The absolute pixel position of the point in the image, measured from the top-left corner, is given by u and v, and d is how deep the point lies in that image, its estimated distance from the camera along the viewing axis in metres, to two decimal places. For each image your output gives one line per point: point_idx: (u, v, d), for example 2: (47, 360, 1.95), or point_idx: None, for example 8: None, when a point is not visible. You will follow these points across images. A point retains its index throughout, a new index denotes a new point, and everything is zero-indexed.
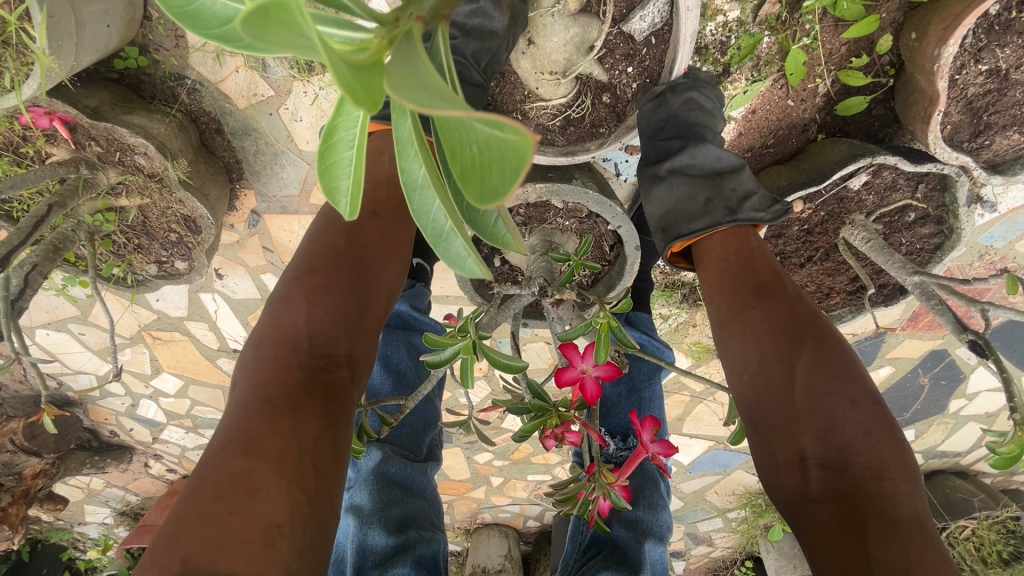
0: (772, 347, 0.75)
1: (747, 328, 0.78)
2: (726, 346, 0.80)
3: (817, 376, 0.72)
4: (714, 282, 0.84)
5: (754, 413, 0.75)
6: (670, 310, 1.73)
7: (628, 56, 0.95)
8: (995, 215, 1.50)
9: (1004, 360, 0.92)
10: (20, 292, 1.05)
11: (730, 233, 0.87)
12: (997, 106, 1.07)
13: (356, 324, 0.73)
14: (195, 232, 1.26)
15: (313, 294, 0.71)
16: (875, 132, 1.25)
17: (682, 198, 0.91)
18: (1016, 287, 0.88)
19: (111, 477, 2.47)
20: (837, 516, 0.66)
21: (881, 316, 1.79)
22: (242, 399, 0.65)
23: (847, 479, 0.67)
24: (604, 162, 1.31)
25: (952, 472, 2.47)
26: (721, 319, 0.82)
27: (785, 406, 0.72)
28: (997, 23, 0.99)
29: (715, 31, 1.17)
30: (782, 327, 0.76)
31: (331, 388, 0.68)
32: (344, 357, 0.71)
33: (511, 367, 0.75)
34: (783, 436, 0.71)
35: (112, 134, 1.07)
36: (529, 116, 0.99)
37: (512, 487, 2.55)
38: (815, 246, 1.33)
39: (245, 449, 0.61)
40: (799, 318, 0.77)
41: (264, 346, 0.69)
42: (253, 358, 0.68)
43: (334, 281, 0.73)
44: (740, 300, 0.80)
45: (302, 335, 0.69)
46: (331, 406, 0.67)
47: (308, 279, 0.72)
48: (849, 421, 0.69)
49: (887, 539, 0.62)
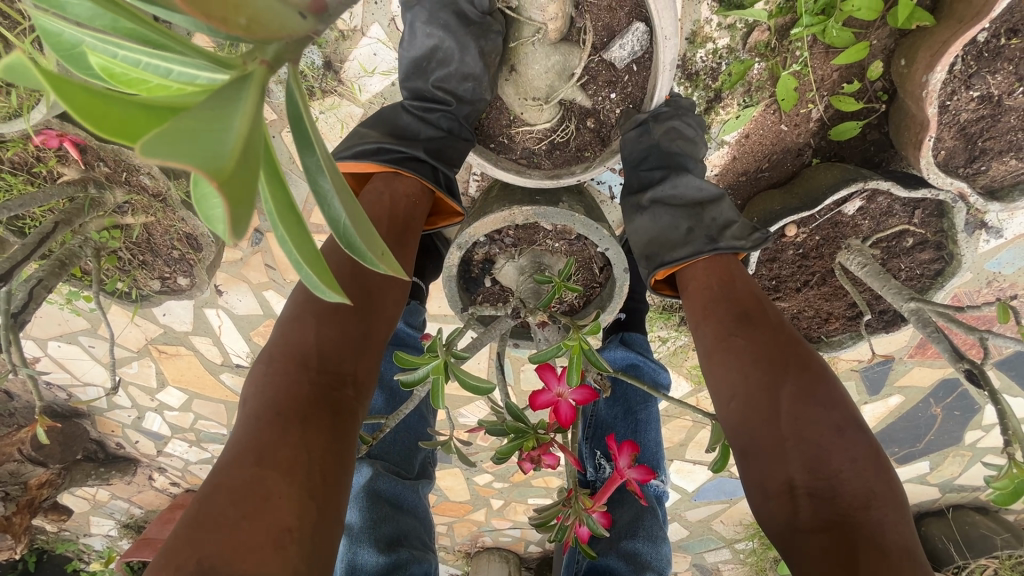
0: (756, 374, 0.74)
1: (732, 354, 0.77)
2: (712, 374, 0.79)
3: (802, 403, 0.70)
4: (699, 310, 0.84)
5: (742, 441, 0.73)
6: (668, 332, 1.72)
7: (611, 82, 0.97)
8: (1000, 241, 1.47)
9: (1000, 391, 0.89)
10: (23, 306, 1.08)
11: (712, 261, 0.87)
12: (991, 132, 1.06)
13: (360, 350, 0.76)
14: (197, 249, 1.30)
15: (323, 315, 0.74)
16: (871, 156, 1.24)
17: (665, 227, 0.91)
18: (1008, 316, 0.86)
19: (116, 489, 2.50)
20: (826, 547, 0.63)
21: (887, 343, 1.75)
22: (251, 415, 0.67)
23: (834, 506, 0.65)
24: (598, 184, 1.32)
25: (972, 508, 2.37)
26: (706, 347, 0.81)
27: (771, 433, 0.70)
28: (986, 50, 0.99)
29: (705, 57, 1.19)
30: (766, 354, 0.75)
31: (338, 406, 0.70)
32: (348, 378, 0.73)
33: (480, 389, 0.74)
34: (772, 464, 0.69)
35: (119, 156, 1.12)
36: (516, 139, 1.01)
37: (513, 510, 2.51)
38: (811, 270, 1.31)
39: (262, 455, 0.63)
40: (783, 345, 0.76)
41: (276, 361, 0.71)
42: (263, 381, 0.70)
43: (342, 304, 0.76)
44: (724, 327, 0.80)
45: (309, 352, 0.71)
46: (338, 424, 0.69)
47: (316, 299, 0.76)
48: (835, 448, 0.67)
49: (880, 568, 0.60)
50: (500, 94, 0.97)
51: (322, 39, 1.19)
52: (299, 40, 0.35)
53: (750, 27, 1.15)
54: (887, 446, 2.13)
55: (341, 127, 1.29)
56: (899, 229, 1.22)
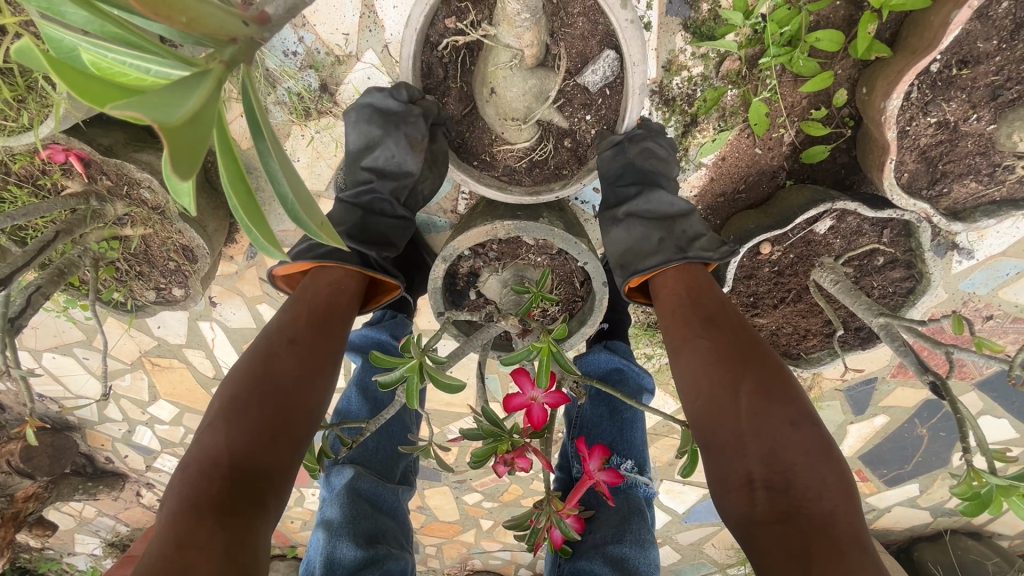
0: (720, 372, 0.77)
1: (698, 354, 0.80)
2: (679, 375, 0.82)
3: (760, 399, 0.73)
4: (668, 314, 0.88)
5: (706, 437, 0.76)
6: (654, 349, 1.75)
7: (586, 105, 1.03)
8: (973, 262, 1.51)
9: (961, 402, 0.92)
10: (20, 311, 1.12)
11: (682, 269, 0.91)
12: (951, 156, 1.12)
13: (279, 435, 0.77)
14: (192, 260, 1.35)
15: (232, 413, 0.76)
16: (842, 179, 1.29)
17: (638, 238, 0.96)
18: (963, 328, 0.90)
19: (103, 505, 2.49)
20: (781, 536, 0.65)
21: (869, 362, 1.78)
22: (168, 512, 0.68)
23: (787, 499, 0.67)
24: (580, 203, 1.38)
25: (965, 533, 2.35)
26: (674, 349, 0.84)
27: (731, 430, 0.73)
28: (940, 79, 1.05)
29: (681, 84, 1.26)
30: (727, 354, 0.79)
31: (254, 493, 0.71)
32: (264, 468, 0.73)
33: (453, 388, 0.77)
34: (731, 458, 0.72)
35: (121, 170, 1.17)
36: (498, 158, 1.06)
37: (503, 531, 2.49)
38: (787, 287, 1.35)
39: (174, 550, 0.64)
40: (744, 346, 0.80)
41: (187, 465, 0.72)
42: (178, 475, 0.71)
43: (256, 395, 0.77)
44: (690, 330, 0.83)
45: (223, 447, 0.72)
46: (253, 509, 0.70)
47: (233, 393, 0.77)
48: (790, 441, 0.70)
49: (833, 560, 0.62)
50: (480, 115, 1.02)
51: (319, 64, 1.26)
52: (249, 43, 0.43)
53: (721, 57, 1.22)
54: (876, 468, 2.14)
55: (336, 146, 1.36)
56: (870, 248, 1.26)
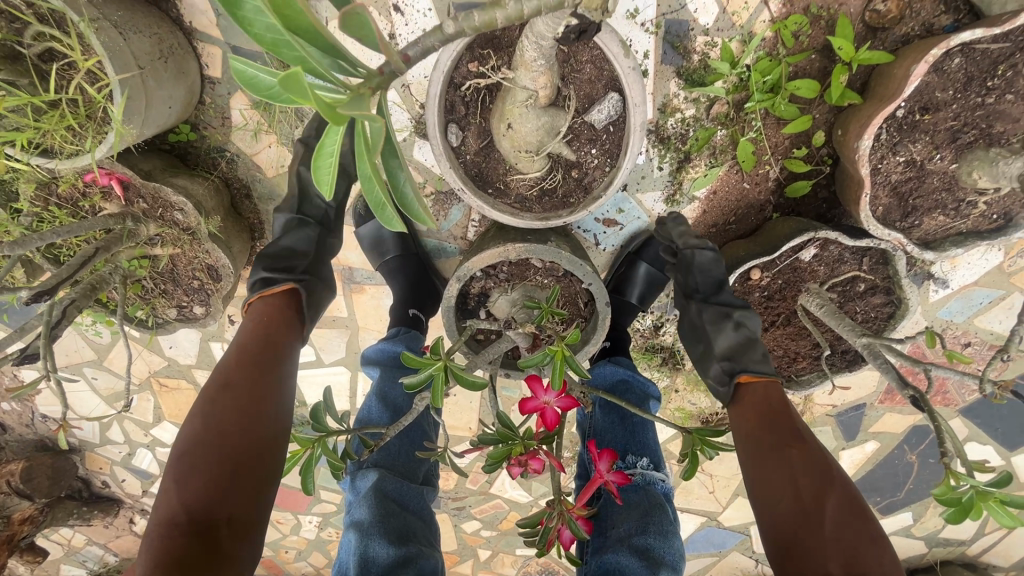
0: (807, 483, 0.88)
1: (787, 463, 0.90)
2: (765, 477, 0.91)
3: (845, 516, 0.84)
4: (760, 420, 0.98)
5: (789, 541, 0.84)
6: (651, 373, 1.81)
7: (592, 140, 1.14)
8: (948, 291, 1.62)
9: (939, 412, 1.00)
10: (58, 320, 1.20)
11: (771, 382, 1.04)
12: (919, 191, 1.23)
13: (228, 485, 0.85)
14: (216, 279, 1.42)
15: (180, 476, 0.85)
16: (824, 212, 1.41)
17: (740, 343, 1.12)
18: (936, 344, 0.98)
19: (94, 532, 2.45)
20: None
21: (857, 388, 1.86)
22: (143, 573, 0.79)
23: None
24: (584, 233, 1.56)
25: (960, 564, 2.37)
26: (761, 453, 0.94)
27: (818, 539, 0.82)
28: (906, 123, 1.17)
29: (675, 125, 1.38)
30: (816, 469, 0.89)
31: (212, 544, 0.81)
32: (222, 518, 0.83)
33: (476, 385, 0.85)
34: (816, 565, 0.81)
35: (159, 193, 1.26)
36: (511, 187, 1.16)
37: (501, 561, 2.47)
38: (777, 311, 1.45)
39: None
40: (827, 463, 0.91)
41: (151, 527, 0.82)
42: (147, 538, 0.82)
43: (201, 453, 0.86)
44: (781, 440, 0.94)
45: (178, 509, 0.82)
46: (212, 559, 0.80)
47: (182, 455, 0.87)
48: (872, 558, 0.81)
49: None
50: (496, 148, 1.12)
51: None
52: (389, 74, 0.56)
53: (712, 101, 1.35)
54: (869, 496, 2.18)
55: None
56: (851, 275, 1.36)
